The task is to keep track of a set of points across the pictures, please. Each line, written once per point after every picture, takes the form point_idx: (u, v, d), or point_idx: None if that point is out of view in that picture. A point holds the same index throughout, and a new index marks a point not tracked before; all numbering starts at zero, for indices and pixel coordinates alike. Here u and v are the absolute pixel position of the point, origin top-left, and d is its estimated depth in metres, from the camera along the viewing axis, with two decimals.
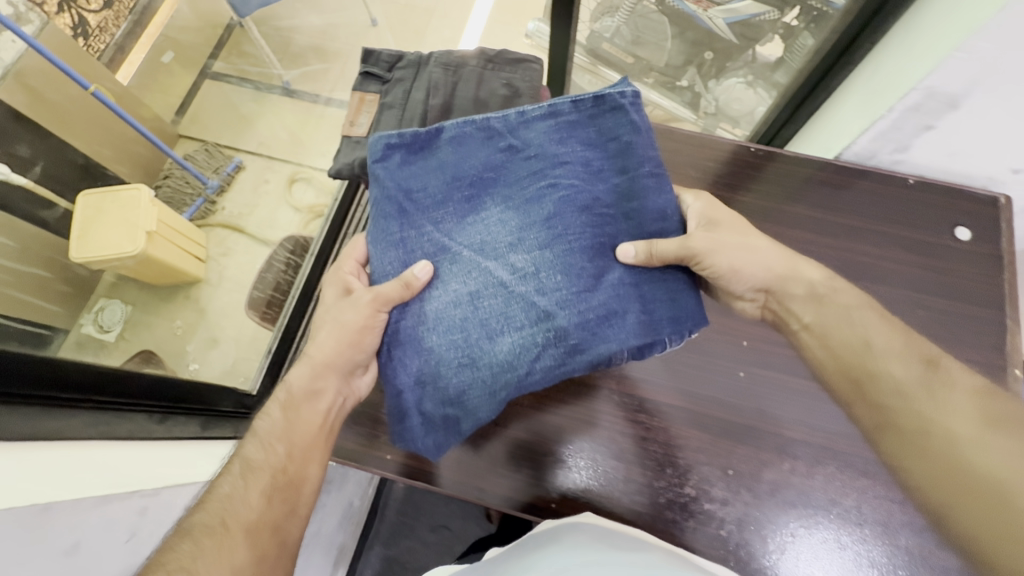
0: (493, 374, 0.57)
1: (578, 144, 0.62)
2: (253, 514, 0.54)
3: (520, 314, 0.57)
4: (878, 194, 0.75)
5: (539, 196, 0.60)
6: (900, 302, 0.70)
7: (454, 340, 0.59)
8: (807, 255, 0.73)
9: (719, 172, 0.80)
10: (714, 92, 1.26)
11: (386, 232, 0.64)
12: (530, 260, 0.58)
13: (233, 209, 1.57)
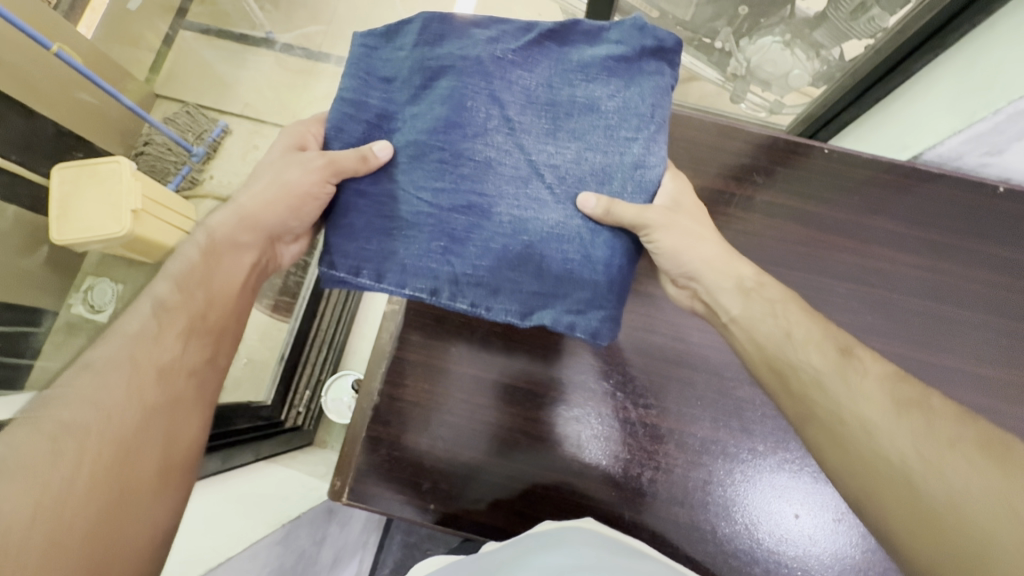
0: (572, 180, 0.53)
1: (424, 195, 0.52)
2: (169, 356, 0.45)
3: (518, 134, 0.53)
4: (958, 202, 0.66)
5: (445, 181, 0.52)
6: (988, 330, 0.62)
7: (563, 194, 0.52)
8: (881, 269, 0.64)
9: (780, 162, 0.68)
10: (746, 53, 1.05)
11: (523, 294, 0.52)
12: (488, 152, 0.52)
13: (221, 178, 1.44)
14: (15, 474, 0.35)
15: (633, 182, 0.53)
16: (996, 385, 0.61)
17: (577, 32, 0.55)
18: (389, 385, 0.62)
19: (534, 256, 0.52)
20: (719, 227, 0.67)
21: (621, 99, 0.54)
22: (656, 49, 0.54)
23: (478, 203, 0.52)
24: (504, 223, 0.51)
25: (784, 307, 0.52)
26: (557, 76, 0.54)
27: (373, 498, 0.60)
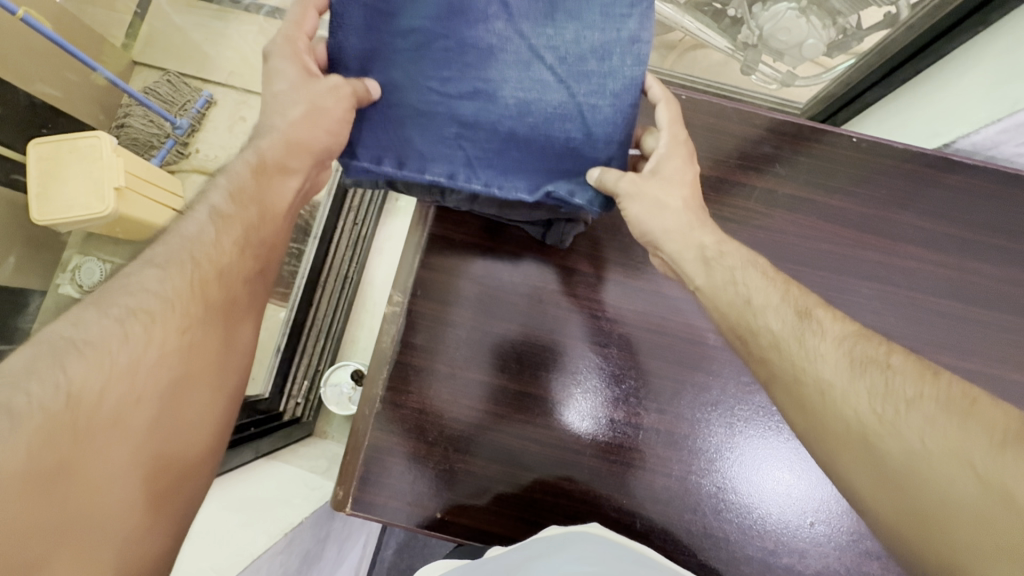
0: (579, 55, 0.47)
1: (431, 82, 0.48)
2: (225, 259, 0.42)
3: (520, 16, 0.47)
4: (986, 194, 0.63)
5: (449, 70, 0.48)
6: (1017, 332, 0.60)
7: (569, 70, 0.48)
8: (903, 265, 0.62)
9: (802, 150, 0.64)
10: (759, 20, 0.98)
11: (531, 163, 0.51)
12: (492, 35, 0.47)
13: (208, 152, 1.37)
14: (81, 349, 0.33)
15: (630, 57, 0.47)
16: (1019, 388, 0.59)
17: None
18: (391, 392, 0.59)
19: (539, 135, 0.49)
20: (738, 222, 0.63)
21: None
22: None
23: (481, 88, 0.48)
24: (509, 105, 0.48)
25: (755, 274, 0.49)
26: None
27: (376, 507, 0.58)
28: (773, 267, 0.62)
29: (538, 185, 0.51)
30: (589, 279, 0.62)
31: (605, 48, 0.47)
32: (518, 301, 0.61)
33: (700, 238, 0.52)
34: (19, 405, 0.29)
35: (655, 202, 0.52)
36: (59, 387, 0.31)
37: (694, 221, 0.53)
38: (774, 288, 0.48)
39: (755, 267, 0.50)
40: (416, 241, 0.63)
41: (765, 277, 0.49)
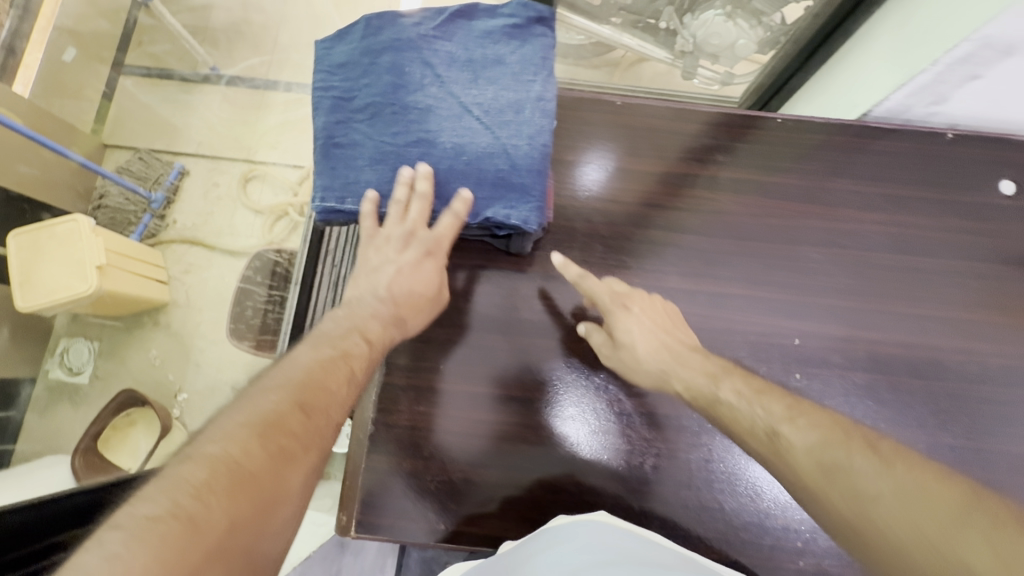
0: (504, 113, 0.53)
1: (380, 136, 0.52)
2: (343, 403, 0.44)
3: (454, 83, 0.53)
4: (913, 153, 0.68)
5: (395, 127, 0.52)
6: (962, 274, 0.64)
7: (497, 122, 0.53)
8: (845, 228, 0.66)
9: (738, 138, 0.69)
10: (691, 29, 1.05)
11: (474, 196, 0.52)
12: (430, 98, 0.52)
13: (185, 221, 1.41)
14: (243, 471, 0.35)
15: (541, 112, 0.54)
16: (974, 325, 0.62)
17: (479, 7, 0.55)
18: (383, 414, 0.61)
19: (474, 171, 0.52)
20: (688, 211, 0.68)
21: (521, 54, 0.55)
22: (538, 19, 0.55)
23: (423, 137, 0.52)
24: (447, 150, 0.52)
25: (726, 403, 0.50)
26: (469, 40, 0.54)
27: (381, 528, 0.59)
28: (727, 248, 0.66)
29: (478, 211, 0.51)
30: (558, 282, 0.65)
31: (520, 105, 0.54)
32: (493, 312, 0.64)
33: (685, 376, 0.54)
34: (192, 515, 0.31)
35: (631, 368, 0.58)
36: (222, 510, 0.32)
37: (673, 362, 0.55)
38: (743, 416, 0.48)
39: (723, 396, 0.51)
40: None
41: (737, 398, 0.50)
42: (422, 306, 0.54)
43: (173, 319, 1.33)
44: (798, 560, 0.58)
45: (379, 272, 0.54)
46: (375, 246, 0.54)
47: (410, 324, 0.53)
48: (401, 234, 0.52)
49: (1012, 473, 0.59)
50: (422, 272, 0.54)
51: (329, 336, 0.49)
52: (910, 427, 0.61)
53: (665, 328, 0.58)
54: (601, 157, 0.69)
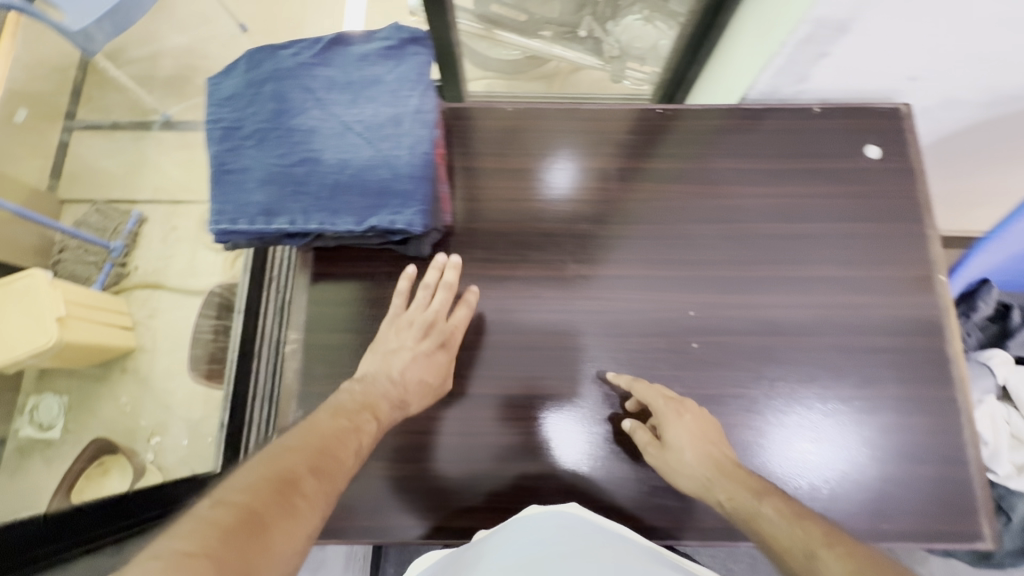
0: (384, 127, 0.57)
1: (268, 158, 0.55)
2: (347, 472, 0.48)
3: (336, 105, 0.57)
4: (790, 128, 0.72)
5: (282, 149, 0.56)
6: (844, 235, 0.67)
7: (378, 137, 0.57)
8: (735, 203, 0.69)
9: (624, 133, 0.72)
10: (614, 34, 1.20)
11: (359, 205, 0.55)
12: (313, 121, 0.56)
13: (147, 266, 1.45)
14: (262, 522, 0.37)
15: (419, 123, 0.58)
16: (856, 281, 0.66)
17: (355, 34, 0.59)
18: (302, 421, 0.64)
19: (359, 182, 0.56)
20: (580, 200, 0.69)
21: (397, 72, 0.59)
22: (411, 39, 0.60)
23: (308, 157, 0.56)
24: (331, 166, 0.56)
25: (766, 520, 0.45)
26: (347, 64, 0.58)
27: None
28: (626, 232, 0.68)
29: (364, 218, 0.55)
30: (463, 280, 0.67)
31: (399, 119, 0.58)
32: None
33: (729, 487, 0.51)
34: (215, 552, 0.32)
35: (675, 472, 0.56)
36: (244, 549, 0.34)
37: (720, 475, 0.52)
38: (783, 537, 0.43)
39: (764, 513, 0.46)
40: (305, 277, 0.67)
41: (776, 518, 0.45)
42: (425, 393, 0.60)
43: (142, 365, 1.34)
44: (704, 518, 0.61)
45: (393, 354, 0.60)
46: (395, 329, 0.62)
47: (412, 407, 0.59)
48: (422, 320, 0.62)
49: (899, 414, 0.63)
50: (432, 360, 0.61)
51: (346, 408, 0.54)
52: (808, 384, 0.64)
53: (711, 440, 0.56)
54: (495, 158, 0.71)
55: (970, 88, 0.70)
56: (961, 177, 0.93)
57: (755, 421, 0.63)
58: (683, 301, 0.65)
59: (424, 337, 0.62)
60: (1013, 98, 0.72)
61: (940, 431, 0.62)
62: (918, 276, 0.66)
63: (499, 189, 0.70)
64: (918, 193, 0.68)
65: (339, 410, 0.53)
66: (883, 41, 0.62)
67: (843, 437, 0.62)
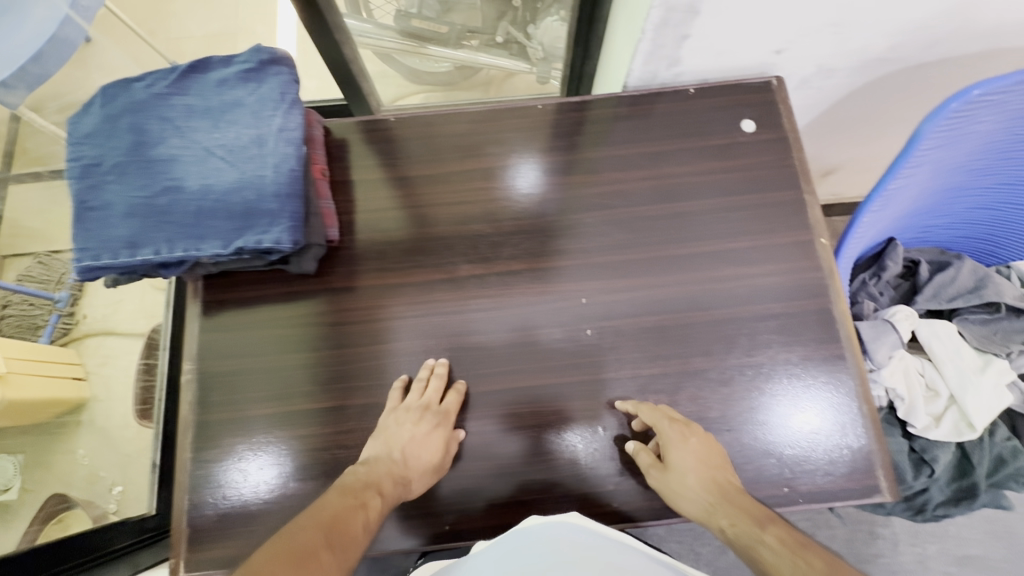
0: (248, 149, 0.58)
1: (129, 191, 0.55)
2: (357, 545, 0.49)
3: (197, 132, 0.58)
4: (673, 112, 0.74)
5: (142, 180, 0.56)
6: (728, 209, 0.69)
7: (241, 159, 0.57)
8: (620, 189, 0.71)
9: (517, 129, 0.74)
10: (536, 37, 1.22)
11: (225, 228, 0.55)
12: (174, 149, 0.57)
13: (96, 314, 1.41)
14: None
15: (282, 141, 0.58)
16: (741, 252, 0.67)
17: (214, 60, 0.60)
18: (199, 450, 0.63)
19: (223, 206, 0.56)
20: (467, 202, 0.71)
21: (258, 93, 0.60)
22: (270, 60, 0.61)
23: (170, 185, 0.56)
24: (194, 192, 0.56)
25: (768, 551, 0.46)
26: (206, 91, 0.59)
27: (213, 561, 0.60)
28: (512, 228, 0.69)
29: (230, 240, 0.55)
30: (357, 292, 0.67)
31: (262, 139, 0.58)
32: (296, 333, 0.66)
33: (732, 513, 0.50)
34: None
35: (676, 496, 0.55)
36: None
37: (721, 500, 0.52)
38: (785, 568, 0.44)
39: (767, 541, 0.47)
40: (198, 306, 0.66)
41: (778, 549, 0.45)
42: (427, 471, 0.59)
43: (97, 415, 1.30)
44: (610, 503, 0.62)
45: (395, 436, 0.60)
46: (394, 420, 0.61)
47: (415, 483, 0.58)
48: (418, 407, 0.61)
49: (793, 379, 0.63)
50: (431, 440, 0.60)
51: (349, 486, 0.55)
52: (708, 358, 0.64)
53: (717, 465, 0.56)
54: (382, 170, 0.72)
55: (836, 55, 0.73)
56: (850, 127, 0.96)
57: (654, 400, 0.64)
58: (573, 290, 0.66)
59: (422, 422, 0.60)
60: (879, 59, 0.75)
61: (835, 389, 0.63)
62: (802, 241, 0.67)
63: (386, 199, 0.71)
64: (795, 161, 0.70)
65: (346, 486, 0.54)
66: (739, 18, 0.63)
67: (746, 408, 0.63)
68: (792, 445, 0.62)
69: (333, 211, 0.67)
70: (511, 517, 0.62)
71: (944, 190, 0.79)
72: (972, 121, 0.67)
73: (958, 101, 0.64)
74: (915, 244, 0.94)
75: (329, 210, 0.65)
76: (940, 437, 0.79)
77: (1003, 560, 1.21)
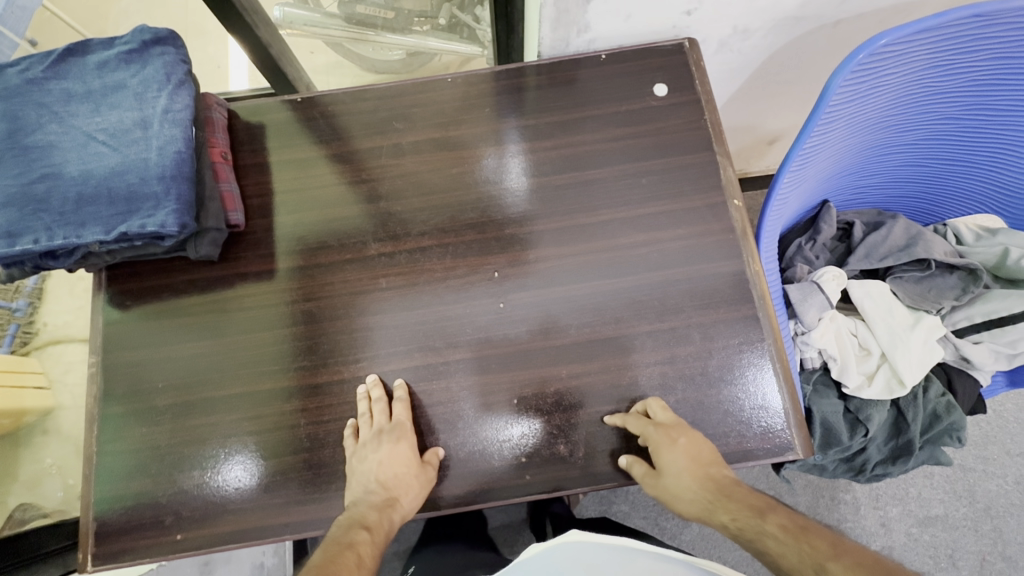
0: (131, 133, 0.56)
1: (4, 179, 0.54)
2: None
3: (77, 117, 0.56)
4: (586, 80, 0.73)
5: (18, 169, 0.54)
6: (640, 175, 0.68)
7: (124, 142, 0.56)
8: (533, 161, 0.70)
9: (429, 107, 0.72)
10: (482, 20, 1.13)
11: (108, 213, 0.54)
12: (53, 136, 0.56)
13: (56, 322, 1.35)
14: None
15: (167, 122, 0.57)
16: (651, 218, 0.67)
17: (94, 42, 0.59)
18: (107, 443, 0.62)
19: (105, 192, 0.55)
20: (378, 180, 0.69)
21: (142, 74, 0.58)
22: (154, 40, 0.59)
23: (48, 173, 0.55)
24: (74, 178, 0.55)
25: (773, 541, 0.47)
26: (86, 74, 0.57)
27: (125, 554, 0.60)
28: (424, 205, 0.69)
29: (114, 226, 0.54)
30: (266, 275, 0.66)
31: (146, 121, 0.57)
32: (204, 320, 0.65)
33: (731, 509, 0.51)
34: None
35: (675, 498, 0.56)
36: None
37: (718, 497, 0.53)
38: (792, 556, 0.45)
39: (768, 531, 0.48)
40: (103, 297, 0.66)
41: (783, 537, 0.46)
42: (412, 485, 0.58)
43: (63, 423, 1.28)
44: (525, 476, 0.61)
45: (365, 468, 0.58)
46: (360, 456, 0.60)
47: (404, 502, 0.57)
48: (371, 435, 0.59)
49: (706, 341, 0.63)
50: (401, 455, 0.58)
51: (337, 532, 0.55)
52: (620, 326, 0.64)
53: (707, 461, 0.56)
54: (290, 151, 0.71)
55: (748, 15, 0.72)
56: (784, 90, 0.95)
57: (568, 369, 0.63)
58: (486, 264, 0.66)
59: (383, 444, 0.58)
60: (793, 17, 0.74)
61: (749, 348, 0.62)
62: (715, 203, 0.66)
63: (294, 181, 0.70)
64: (706, 124, 0.70)
65: (343, 535, 0.54)
66: None
67: (661, 373, 0.62)
68: (708, 407, 0.61)
69: (237, 194, 0.66)
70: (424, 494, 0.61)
71: (866, 149, 0.79)
72: (880, 73, 0.67)
73: (866, 51, 0.63)
74: (852, 206, 0.94)
75: (230, 193, 0.64)
76: (873, 396, 0.78)
77: (965, 518, 1.22)
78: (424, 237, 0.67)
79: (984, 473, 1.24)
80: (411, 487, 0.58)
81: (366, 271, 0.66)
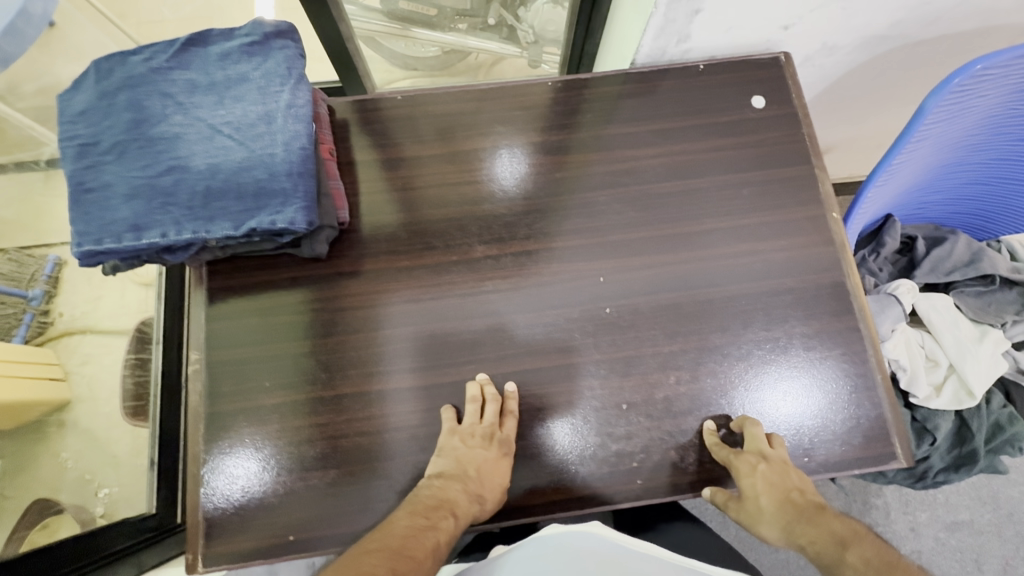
0: (256, 126, 0.55)
1: (130, 170, 0.53)
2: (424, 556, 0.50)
3: (202, 109, 0.55)
4: (681, 89, 0.74)
5: (144, 160, 0.53)
6: (740, 185, 0.69)
7: (249, 136, 0.55)
8: (634, 167, 0.70)
9: (528, 111, 0.72)
10: (527, 20, 1.14)
11: (235, 208, 0.53)
12: (177, 127, 0.54)
13: (77, 312, 1.19)
14: None
15: (290, 117, 0.56)
16: (750, 229, 0.68)
17: (214, 33, 0.58)
18: (210, 441, 0.61)
19: (232, 186, 0.53)
20: (475, 182, 0.70)
21: (264, 67, 0.57)
22: (275, 33, 0.58)
23: (173, 164, 0.53)
24: (200, 170, 0.53)
25: (852, 573, 0.46)
26: (209, 65, 0.56)
27: (226, 555, 0.58)
28: (526, 208, 0.69)
29: (241, 222, 0.53)
30: (369, 276, 0.66)
31: (270, 115, 0.55)
32: (309, 318, 0.64)
33: (813, 535, 0.51)
34: None
35: (757, 523, 0.56)
36: None
37: (798, 520, 0.53)
38: None
39: (850, 561, 0.47)
40: (202, 293, 0.64)
41: (864, 570, 0.46)
42: (496, 491, 0.59)
43: (83, 417, 1.09)
44: (633, 481, 0.61)
45: (461, 455, 0.58)
46: (461, 440, 0.59)
47: (488, 501, 0.58)
48: (484, 434, 0.59)
49: (809, 351, 0.64)
50: (500, 465, 0.60)
51: (424, 504, 0.55)
52: (725, 334, 0.65)
53: (790, 485, 0.56)
54: (389, 151, 0.71)
55: (842, 32, 0.73)
56: (850, 105, 0.97)
57: (673, 376, 0.64)
58: (591, 269, 0.66)
59: (491, 447, 0.60)
60: (882, 35, 0.76)
61: (851, 360, 0.64)
62: (815, 215, 0.68)
63: (391, 180, 0.70)
64: (804, 137, 0.71)
65: (416, 510, 0.54)
66: None
67: (767, 381, 0.63)
68: (808, 418, 0.62)
69: (341, 190, 0.65)
70: (532, 500, 0.61)
71: (943, 166, 0.81)
72: (974, 96, 0.68)
73: (962, 76, 0.65)
74: (911, 221, 0.96)
75: (338, 190, 0.62)
76: (941, 406, 0.81)
77: (990, 524, 1.26)
78: (528, 240, 0.67)
79: (1010, 481, 1.28)
80: (498, 487, 0.59)
81: (469, 272, 0.66)
